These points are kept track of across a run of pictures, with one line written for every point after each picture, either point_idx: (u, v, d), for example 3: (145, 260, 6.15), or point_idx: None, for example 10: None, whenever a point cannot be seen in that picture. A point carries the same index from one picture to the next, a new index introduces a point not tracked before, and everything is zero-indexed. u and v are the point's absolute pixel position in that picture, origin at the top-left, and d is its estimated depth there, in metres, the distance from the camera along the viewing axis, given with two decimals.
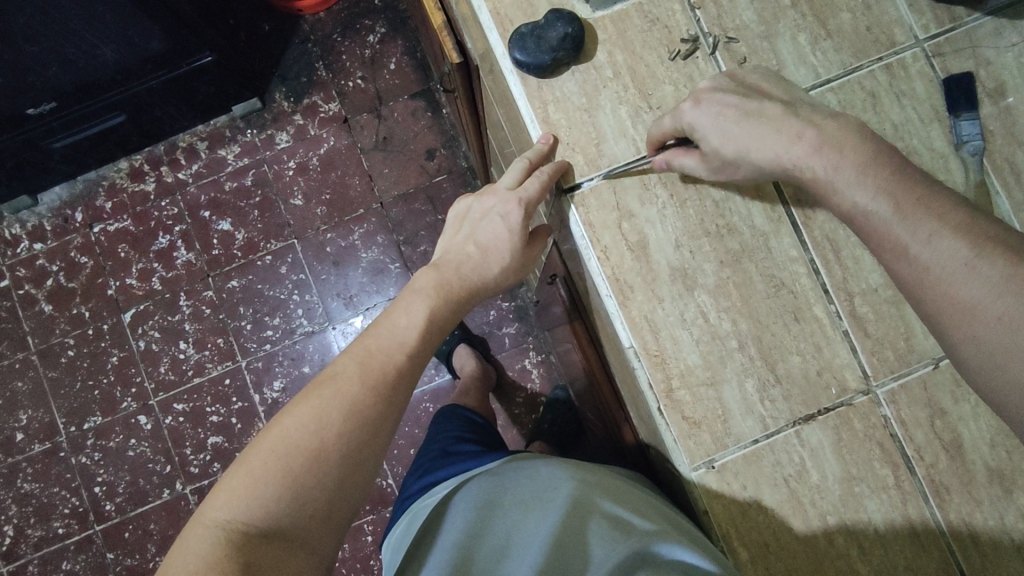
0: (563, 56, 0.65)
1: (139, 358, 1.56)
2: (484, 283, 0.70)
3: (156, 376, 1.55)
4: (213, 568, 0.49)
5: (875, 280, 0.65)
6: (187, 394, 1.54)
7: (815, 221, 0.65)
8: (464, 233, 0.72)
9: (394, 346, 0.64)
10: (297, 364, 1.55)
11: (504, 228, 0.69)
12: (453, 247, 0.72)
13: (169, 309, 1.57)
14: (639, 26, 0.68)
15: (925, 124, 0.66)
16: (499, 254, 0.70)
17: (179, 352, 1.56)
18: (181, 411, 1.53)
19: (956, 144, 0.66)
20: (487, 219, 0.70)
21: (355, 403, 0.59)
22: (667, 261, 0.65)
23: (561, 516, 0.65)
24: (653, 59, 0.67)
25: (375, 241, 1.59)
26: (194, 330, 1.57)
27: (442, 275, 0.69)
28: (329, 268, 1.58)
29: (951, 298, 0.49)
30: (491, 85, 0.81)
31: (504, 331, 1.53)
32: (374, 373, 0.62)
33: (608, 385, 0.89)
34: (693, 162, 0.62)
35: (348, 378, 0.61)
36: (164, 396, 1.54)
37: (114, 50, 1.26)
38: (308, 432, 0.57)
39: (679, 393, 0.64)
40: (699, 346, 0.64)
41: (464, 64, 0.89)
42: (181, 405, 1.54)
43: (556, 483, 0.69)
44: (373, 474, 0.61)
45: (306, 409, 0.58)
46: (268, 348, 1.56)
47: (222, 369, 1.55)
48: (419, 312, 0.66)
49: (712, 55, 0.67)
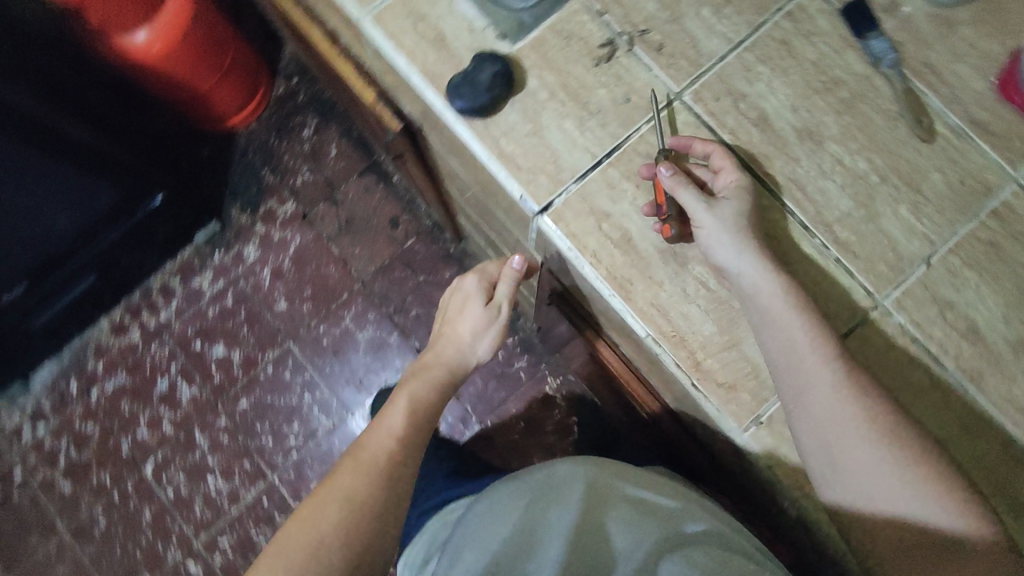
0: (500, 92, 0.69)
1: (171, 506, 1.53)
2: (461, 359, 0.91)
3: (193, 518, 1.52)
4: None
5: (845, 204, 0.68)
6: (228, 527, 1.51)
7: (775, 167, 0.69)
8: (445, 320, 0.94)
9: (388, 432, 0.78)
10: (327, 462, 1.53)
11: (471, 325, 0.91)
12: (436, 336, 0.94)
13: (186, 450, 1.55)
14: (557, 46, 0.72)
15: (839, 54, 0.71)
16: (475, 346, 0.91)
17: (209, 488, 1.53)
18: (227, 545, 1.50)
19: (872, 63, 0.70)
20: (461, 304, 0.92)
21: (364, 478, 0.72)
22: (654, 246, 0.67)
23: (580, 508, 0.73)
24: (580, 71, 0.71)
25: (367, 319, 1.60)
26: (217, 461, 1.55)
27: (425, 359, 0.90)
28: (331, 360, 1.59)
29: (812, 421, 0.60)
30: (437, 139, 0.85)
31: (516, 366, 1.54)
32: (366, 464, 0.73)
33: (636, 382, 0.91)
34: (686, 198, 0.64)
35: (344, 476, 0.72)
36: (206, 535, 1.51)
37: (69, 217, 1.31)
38: (324, 511, 0.68)
39: (706, 363, 0.66)
40: (709, 314, 0.66)
41: (407, 128, 0.92)
42: (225, 540, 1.51)
43: (573, 480, 0.78)
44: (376, 559, 0.70)
45: (324, 493, 0.71)
46: (295, 455, 1.54)
47: (256, 490, 1.53)
48: (405, 398, 0.83)
49: (631, 51, 0.72)
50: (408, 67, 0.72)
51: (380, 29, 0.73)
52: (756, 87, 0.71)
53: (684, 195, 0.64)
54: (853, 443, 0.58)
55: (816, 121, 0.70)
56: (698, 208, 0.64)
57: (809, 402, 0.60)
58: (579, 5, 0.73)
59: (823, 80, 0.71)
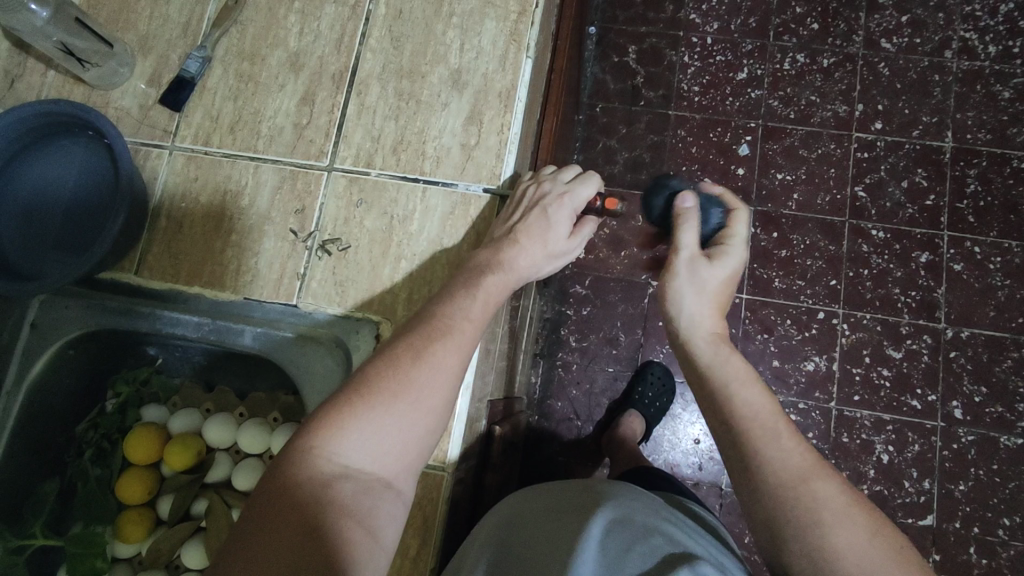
0: (430, 287, 0.71)
1: (1011, 492, 1.22)
2: (472, 297, 0.62)
3: (1002, 458, 1.24)
4: (281, 547, 0.45)
5: (332, 9, 0.79)
6: (977, 424, 1.26)
7: (340, 67, 0.78)
8: (493, 258, 0.65)
9: (406, 380, 0.56)
10: (804, 388, 1.30)
11: (435, 362, 0.58)
12: (391, 346, 0.59)
13: (956, 532, 1.21)
14: (353, 286, 0.72)
15: (219, 89, 0.79)
16: (386, 527, 0.52)
17: (968, 466, 1.24)
18: (990, 405, 1.26)
19: (206, 57, 0.78)
20: (687, 278, 0.74)
21: (433, 372, 0.57)
22: (456, 98, 0.75)
23: (526, 511, 0.63)
24: (364, 253, 0.73)
25: (651, 453, 1.31)
26: (920, 477, 1.24)
27: (453, 287, 0.64)
28: (717, 462, 1.29)
29: (699, 345, 0.72)
30: (483, 373, 0.79)
31: (583, 292, 1.39)
32: (403, 416, 0.55)
33: (543, 96, 0.91)
34: (687, 225, 0.75)
35: (400, 383, 0.56)
36: (1004, 430, 1.25)
37: None
38: (382, 436, 0.54)
39: (514, 10, 0.77)
40: (478, 30, 0.77)
41: (483, 466, 0.86)
42: (991, 410, 1.26)
43: (553, 509, 0.61)
44: (364, 553, 0.49)
45: (310, 475, 0.50)
46: (828, 423, 1.29)
47: (906, 426, 1.27)
48: (431, 317, 0.61)
49: (317, 229, 0.74)
50: (464, 395, 0.72)
51: (448, 436, 0.69)
52: (284, 121, 0.77)
53: (557, 218, 0.68)
54: (746, 392, 0.66)
55: (282, 67, 0.79)
56: (697, 268, 0.74)
57: (695, 361, 0.72)
58: (305, 295, 0.73)
59: (245, 84, 0.79)
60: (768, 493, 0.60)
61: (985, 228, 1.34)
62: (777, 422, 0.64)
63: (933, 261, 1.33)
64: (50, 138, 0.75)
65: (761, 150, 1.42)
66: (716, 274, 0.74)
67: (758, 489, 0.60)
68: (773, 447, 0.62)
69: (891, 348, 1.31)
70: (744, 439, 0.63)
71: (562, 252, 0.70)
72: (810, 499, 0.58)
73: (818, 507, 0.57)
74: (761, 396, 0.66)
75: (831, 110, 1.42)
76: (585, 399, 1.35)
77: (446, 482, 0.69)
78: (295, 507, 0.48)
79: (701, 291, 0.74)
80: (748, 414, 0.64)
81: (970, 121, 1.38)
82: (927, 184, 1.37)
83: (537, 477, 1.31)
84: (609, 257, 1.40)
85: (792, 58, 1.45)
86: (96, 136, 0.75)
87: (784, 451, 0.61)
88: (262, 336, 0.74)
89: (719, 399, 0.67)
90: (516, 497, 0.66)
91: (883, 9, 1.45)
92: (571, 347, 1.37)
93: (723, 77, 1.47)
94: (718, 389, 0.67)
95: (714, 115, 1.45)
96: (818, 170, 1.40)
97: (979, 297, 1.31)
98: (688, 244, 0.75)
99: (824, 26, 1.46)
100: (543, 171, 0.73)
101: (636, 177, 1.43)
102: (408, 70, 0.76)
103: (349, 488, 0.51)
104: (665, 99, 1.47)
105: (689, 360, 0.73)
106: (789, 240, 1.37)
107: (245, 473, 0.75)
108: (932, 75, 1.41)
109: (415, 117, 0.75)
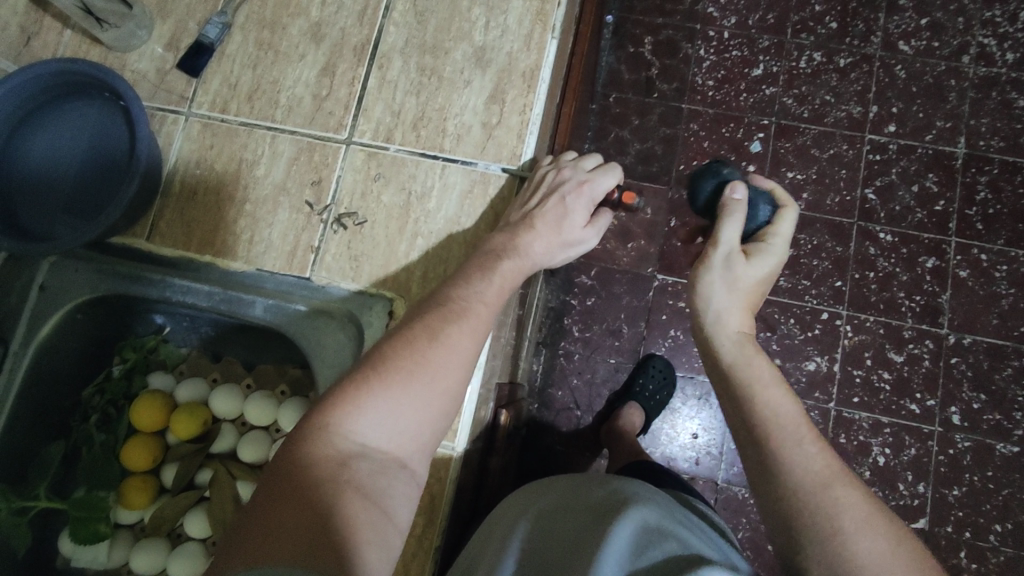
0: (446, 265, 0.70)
1: (1005, 499, 1.23)
2: (490, 282, 0.62)
3: (998, 467, 1.24)
4: (299, 523, 0.45)
5: None
6: (976, 431, 1.26)
7: (360, 41, 0.76)
8: (513, 243, 0.65)
9: (422, 362, 0.56)
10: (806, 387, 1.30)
11: (451, 344, 0.57)
12: (405, 326, 0.58)
13: (947, 536, 1.22)
14: (368, 262, 0.72)
15: (237, 58, 0.78)
16: (400, 507, 0.52)
17: (963, 472, 1.25)
18: (989, 413, 1.27)
19: (226, 24, 0.77)
20: (722, 276, 0.73)
21: (449, 355, 0.57)
22: (478, 76, 0.74)
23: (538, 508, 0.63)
24: (380, 230, 0.72)
25: (649, 445, 1.31)
26: (915, 480, 1.25)
27: (470, 269, 0.63)
28: (715, 458, 1.29)
29: (724, 343, 0.72)
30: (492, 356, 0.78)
31: (590, 283, 1.39)
32: (418, 398, 0.55)
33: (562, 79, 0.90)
34: (733, 218, 0.73)
35: (415, 365, 0.55)
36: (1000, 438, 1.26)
37: None
38: (396, 416, 0.53)
39: None
40: (503, 10, 0.76)
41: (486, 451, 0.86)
42: (990, 418, 1.27)
43: (565, 509, 0.62)
44: (380, 533, 0.48)
45: (325, 453, 0.50)
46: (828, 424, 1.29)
47: (905, 431, 1.27)
48: (448, 299, 0.60)
49: (334, 203, 0.73)
50: (475, 376, 0.71)
51: (458, 417, 0.69)
52: (303, 92, 0.76)
53: (575, 206, 0.68)
54: (772, 394, 0.66)
55: (302, 38, 0.78)
56: (736, 268, 0.73)
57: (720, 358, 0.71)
58: (319, 269, 0.72)
59: (264, 53, 0.78)
60: (788, 497, 0.60)
61: (993, 237, 1.34)
62: (800, 427, 0.63)
63: (940, 267, 1.33)
64: (68, 98, 0.74)
65: (773, 148, 1.41)
66: (751, 279, 0.73)
67: (777, 493, 0.61)
68: (793, 452, 0.61)
69: (892, 351, 1.31)
70: (766, 444, 0.63)
71: (577, 240, 0.69)
72: (831, 504, 0.58)
73: (837, 515, 0.57)
74: (782, 399, 0.65)
75: (845, 111, 1.41)
76: (586, 389, 1.35)
77: (455, 462, 0.69)
78: (312, 484, 0.48)
79: (732, 292, 0.73)
80: (774, 417, 0.64)
81: (984, 128, 1.38)
82: (937, 189, 1.36)
83: (535, 465, 1.31)
84: (616, 249, 1.39)
85: (809, 56, 1.44)
86: (112, 98, 0.74)
87: (805, 457, 0.61)
88: (273, 308, 0.73)
89: (742, 398, 0.67)
90: (531, 492, 0.66)
91: (903, 11, 1.44)
92: (574, 337, 1.37)
93: (738, 72, 1.45)
94: (742, 387, 0.67)
95: (728, 110, 1.44)
96: (830, 171, 1.39)
97: (983, 305, 1.31)
98: (731, 241, 0.73)
99: (843, 25, 1.45)
100: (562, 156, 0.72)
101: (647, 169, 1.43)
102: (428, 47, 0.75)
103: (364, 466, 0.51)
104: (679, 92, 1.46)
105: (713, 358, 0.72)
106: (797, 239, 1.37)
107: (250, 445, 0.75)
108: (949, 80, 1.40)
109: (435, 95, 0.74)
